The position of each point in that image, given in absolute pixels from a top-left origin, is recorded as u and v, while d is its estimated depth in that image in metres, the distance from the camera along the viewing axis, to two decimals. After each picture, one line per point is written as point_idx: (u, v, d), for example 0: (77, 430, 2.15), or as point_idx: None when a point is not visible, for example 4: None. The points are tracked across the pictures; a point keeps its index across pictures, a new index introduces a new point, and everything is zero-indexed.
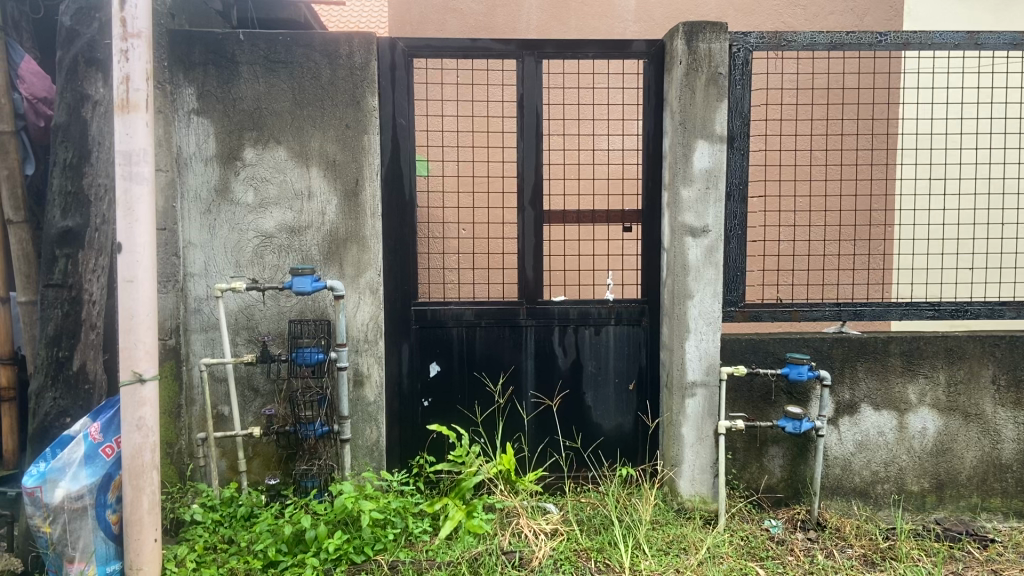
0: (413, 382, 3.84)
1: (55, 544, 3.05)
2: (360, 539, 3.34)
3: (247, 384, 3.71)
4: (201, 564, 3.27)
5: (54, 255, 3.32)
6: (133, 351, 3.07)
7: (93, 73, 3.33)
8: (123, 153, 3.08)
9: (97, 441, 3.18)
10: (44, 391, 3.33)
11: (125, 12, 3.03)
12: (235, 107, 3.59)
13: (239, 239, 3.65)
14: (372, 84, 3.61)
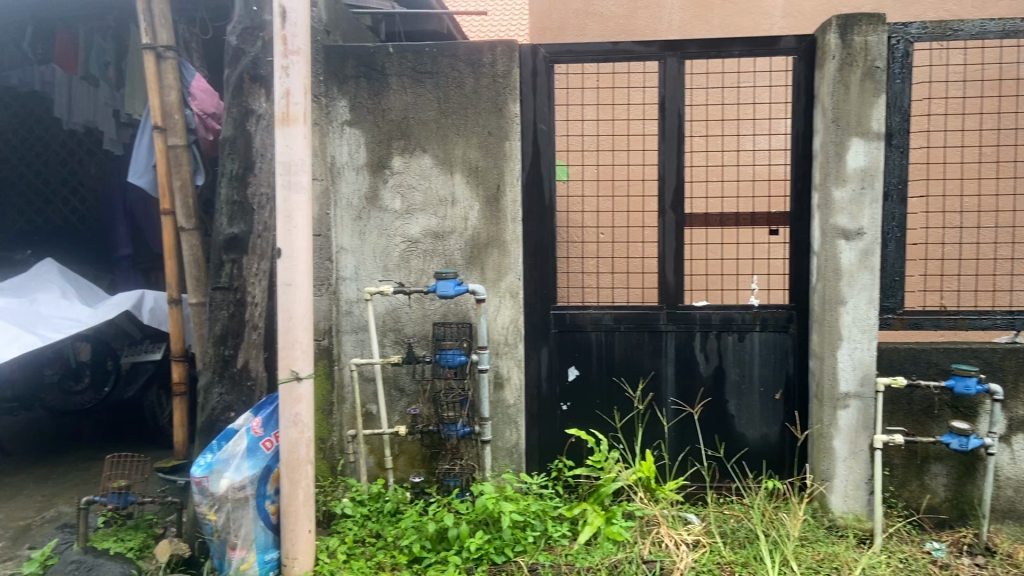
0: (552, 385, 3.86)
1: (219, 532, 3.23)
2: (500, 540, 3.38)
3: (394, 384, 3.84)
4: (351, 556, 3.40)
5: (221, 260, 3.55)
6: (292, 350, 3.26)
7: (257, 88, 3.50)
8: (283, 163, 3.27)
9: (259, 435, 3.36)
10: (212, 386, 3.56)
11: (287, 30, 3.22)
12: (385, 117, 3.72)
13: (387, 244, 3.78)
14: (514, 91, 3.66)
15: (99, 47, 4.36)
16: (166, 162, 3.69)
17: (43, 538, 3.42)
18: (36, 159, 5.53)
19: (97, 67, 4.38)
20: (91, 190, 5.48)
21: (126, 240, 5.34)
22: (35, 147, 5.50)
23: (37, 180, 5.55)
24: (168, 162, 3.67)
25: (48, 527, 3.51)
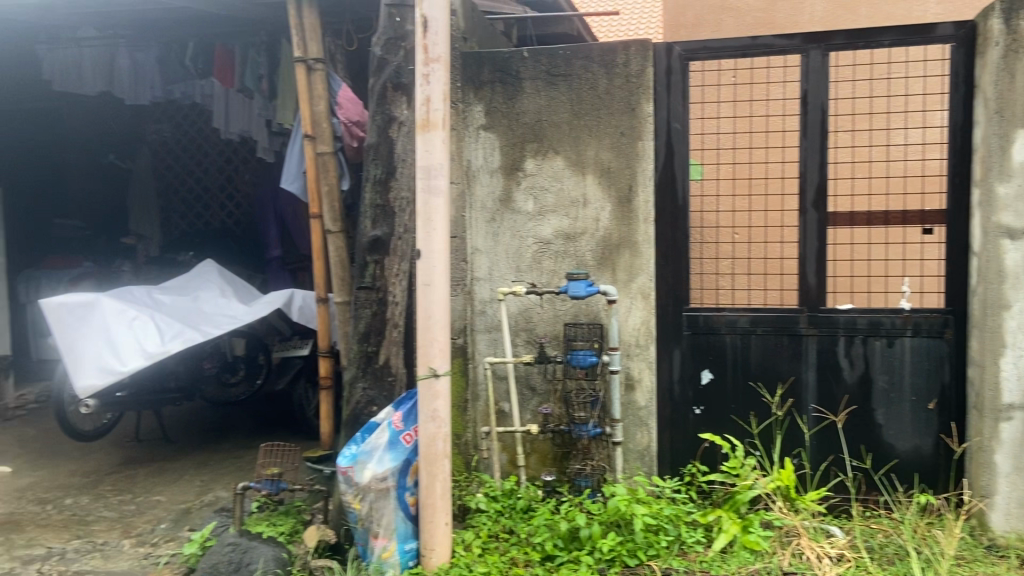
0: (685, 389, 3.78)
1: (363, 520, 3.38)
2: (633, 543, 3.37)
3: (525, 383, 3.89)
4: (486, 550, 3.48)
5: (365, 261, 3.73)
6: (430, 348, 3.37)
7: (399, 96, 3.65)
8: (423, 168, 3.39)
9: (399, 429, 3.51)
10: (357, 380, 3.75)
11: (428, 39, 3.35)
12: (519, 121, 3.79)
13: (520, 245, 3.84)
14: (647, 90, 3.65)
15: (253, 62, 4.59)
16: (315, 169, 3.90)
17: (202, 521, 3.70)
18: (197, 167, 6.14)
19: (252, 80, 4.60)
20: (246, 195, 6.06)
21: (276, 242, 5.67)
22: (196, 155, 6.10)
23: (197, 184, 6.18)
24: (316, 168, 3.87)
25: (206, 511, 3.79)
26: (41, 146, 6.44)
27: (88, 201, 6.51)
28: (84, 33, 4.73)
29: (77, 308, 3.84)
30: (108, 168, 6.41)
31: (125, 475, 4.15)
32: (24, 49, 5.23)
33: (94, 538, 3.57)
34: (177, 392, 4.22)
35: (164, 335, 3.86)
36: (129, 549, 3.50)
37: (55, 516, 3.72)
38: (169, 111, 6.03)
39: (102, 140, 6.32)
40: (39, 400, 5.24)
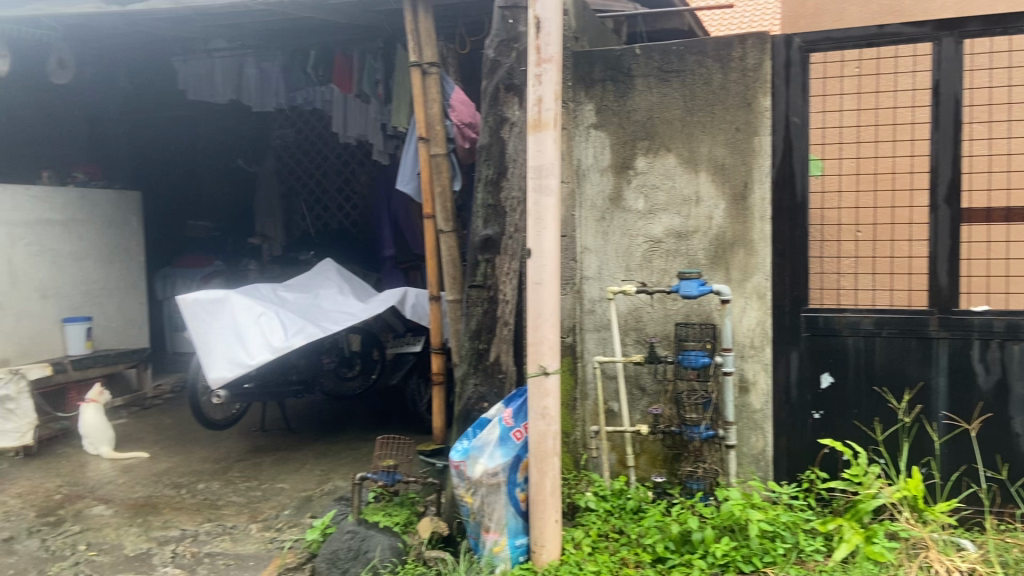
0: (803, 393, 3.64)
1: (475, 513, 3.47)
2: (748, 548, 3.28)
3: (635, 383, 3.86)
4: (595, 550, 3.48)
5: (477, 260, 3.80)
6: (540, 346, 3.40)
7: (511, 97, 3.70)
8: (534, 168, 3.42)
9: (510, 425, 3.55)
10: (468, 377, 3.82)
11: (541, 40, 3.38)
12: (630, 119, 3.76)
13: (629, 244, 3.81)
14: (765, 84, 3.56)
15: (371, 67, 4.80)
16: (429, 170, 4.00)
17: (322, 509, 3.87)
18: (318, 170, 6.44)
19: (370, 85, 4.82)
20: (362, 197, 6.29)
21: (390, 241, 5.88)
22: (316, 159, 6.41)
23: (317, 186, 6.47)
24: (430, 169, 3.97)
25: (327, 499, 3.96)
26: (174, 152, 6.88)
27: (219, 203, 6.94)
28: (216, 45, 5.04)
29: (209, 303, 4.08)
30: (235, 172, 6.78)
31: (252, 463, 4.38)
32: (160, 59, 5.59)
33: (223, 521, 3.80)
34: (299, 385, 4.42)
35: (288, 330, 4.06)
36: (255, 534, 3.71)
37: (189, 499, 3.97)
38: (292, 117, 6.34)
39: (230, 147, 6.67)
40: (174, 391, 5.53)
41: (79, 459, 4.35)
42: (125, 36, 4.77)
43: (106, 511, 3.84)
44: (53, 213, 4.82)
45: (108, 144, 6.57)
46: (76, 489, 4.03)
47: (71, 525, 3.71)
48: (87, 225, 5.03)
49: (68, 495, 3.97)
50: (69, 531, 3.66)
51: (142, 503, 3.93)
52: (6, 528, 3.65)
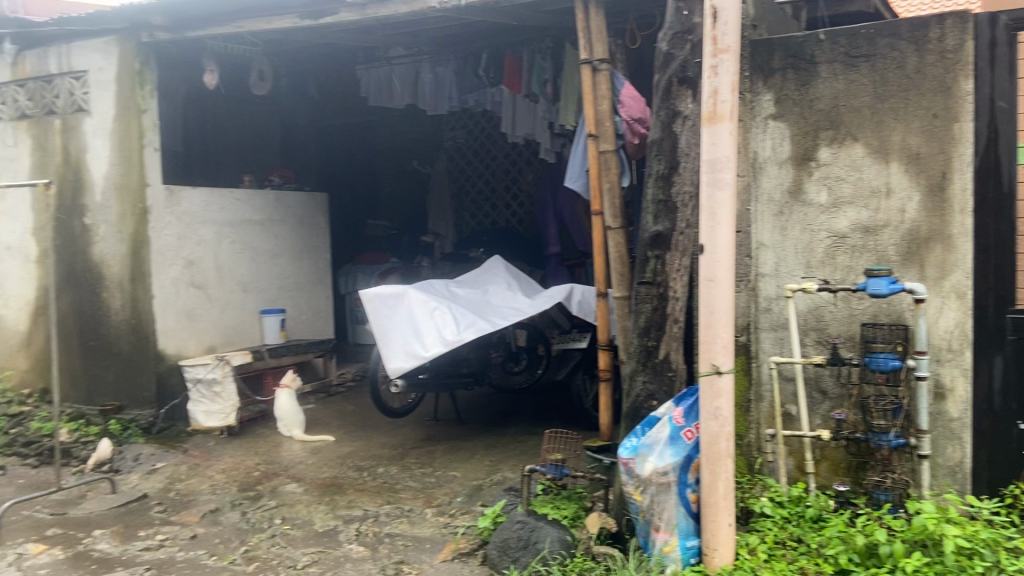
0: (1007, 400, 3.40)
1: (645, 512, 3.43)
2: (942, 566, 3.05)
3: (815, 386, 3.67)
4: (772, 557, 3.34)
5: (647, 256, 3.75)
6: (713, 344, 3.30)
7: (684, 90, 3.62)
8: (708, 162, 3.33)
9: (680, 425, 3.47)
10: (637, 373, 3.77)
11: (718, 30, 3.29)
12: (813, 108, 3.57)
13: (810, 239, 3.62)
14: (967, 66, 3.27)
15: (540, 66, 4.81)
16: (598, 166, 4.02)
17: (493, 498, 3.99)
18: (486, 169, 6.64)
19: (538, 85, 4.83)
20: (528, 194, 6.42)
21: (554, 238, 5.94)
22: (486, 159, 6.63)
23: (486, 185, 6.66)
24: (599, 166, 3.99)
25: (496, 489, 4.07)
26: (353, 152, 7.28)
27: (395, 202, 7.22)
28: (395, 53, 5.30)
29: (388, 298, 4.31)
30: (410, 173, 7.10)
31: (426, 450, 4.59)
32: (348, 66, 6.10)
33: (401, 504, 4.01)
34: (469, 377, 4.56)
35: (459, 324, 4.21)
36: (430, 518, 3.88)
37: (370, 482, 4.23)
38: (464, 118, 6.69)
39: (405, 148, 7.07)
40: (355, 379, 5.92)
41: (274, 439, 4.74)
42: (317, 48, 5.14)
43: (297, 489, 4.16)
44: (253, 214, 5.24)
45: (298, 150, 7.12)
46: (272, 467, 4.39)
47: (268, 500, 4.05)
48: (280, 225, 5.45)
49: (265, 472, 4.33)
50: (266, 505, 4.00)
51: (328, 483, 4.22)
52: (213, 500, 4.04)
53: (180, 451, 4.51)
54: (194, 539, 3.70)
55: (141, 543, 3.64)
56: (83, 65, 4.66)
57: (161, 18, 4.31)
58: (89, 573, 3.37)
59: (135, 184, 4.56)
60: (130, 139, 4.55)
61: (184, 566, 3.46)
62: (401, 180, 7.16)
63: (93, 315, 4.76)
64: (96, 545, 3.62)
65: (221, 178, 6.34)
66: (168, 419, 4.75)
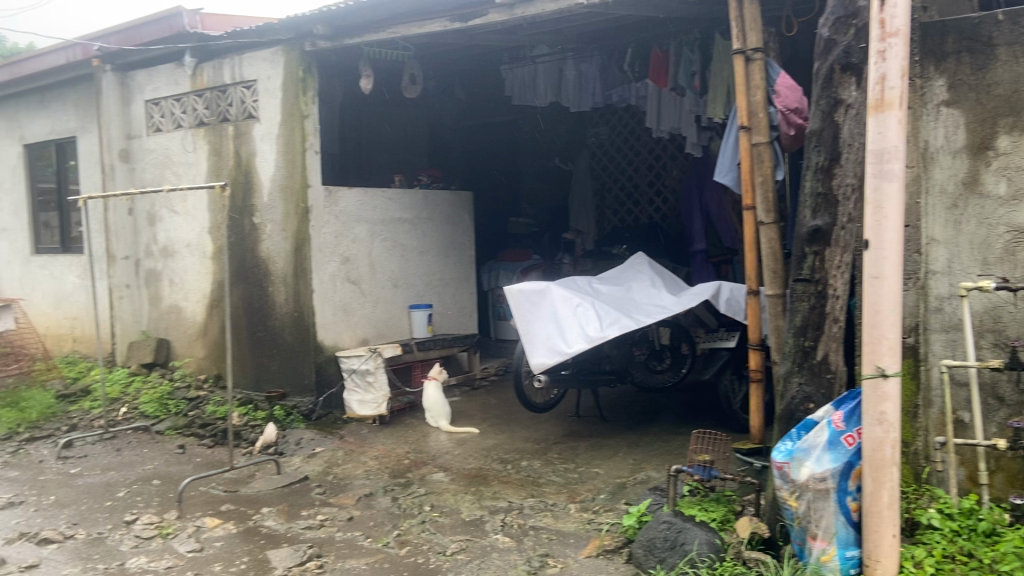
0: None
1: (801, 519, 3.27)
2: None
3: (992, 392, 3.36)
4: (940, 572, 3.13)
5: (804, 252, 3.58)
6: (878, 345, 3.11)
7: (848, 78, 3.44)
8: (875, 152, 3.14)
9: (840, 429, 3.28)
10: (792, 375, 3.61)
11: (885, 13, 3.10)
12: (991, 93, 3.30)
13: (988, 235, 3.34)
14: None
15: (687, 59, 4.70)
16: (750, 159, 3.89)
17: (637, 496, 3.95)
18: (629, 164, 6.64)
19: (685, 78, 4.74)
20: (673, 189, 6.38)
21: (700, 235, 5.97)
22: (629, 153, 6.61)
23: (628, 181, 6.65)
24: (751, 159, 3.86)
25: (641, 488, 4.03)
26: (494, 151, 7.45)
27: (536, 200, 7.28)
28: (540, 52, 5.40)
29: (532, 294, 4.36)
30: (551, 173, 7.16)
31: (568, 446, 4.61)
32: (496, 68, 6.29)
33: (544, 498, 4.05)
34: (611, 374, 4.55)
35: (602, 321, 4.20)
36: (575, 513, 3.90)
37: (514, 474, 4.30)
38: (607, 114, 6.68)
39: (550, 145, 7.11)
40: (498, 374, 6.01)
41: (422, 429, 4.92)
42: (466, 50, 5.29)
43: (444, 478, 4.29)
44: (402, 213, 5.44)
45: (444, 150, 7.37)
46: (420, 456, 4.56)
47: (417, 487, 4.20)
48: (427, 223, 5.63)
49: (414, 460, 4.50)
50: (416, 492, 4.15)
51: (473, 474, 4.33)
52: (368, 484, 4.24)
53: (337, 437, 4.77)
54: (350, 521, 3.89)
55: (304, 522, 3.87)
56: (253, 74, 5.01)
57: (323, 27, 4.56)
58: (259, 547, 3.62)
59: (298, 185, 4.87)
60: (295, 143, 4.86)
61: (343, 546, 3.65)
62: (542, 180, 7.23)
63: (260, 307, 5.12)
64: (264, 521, 3.88)
65: (374, 179, 6.70)
66: (325, 406, 5.04)
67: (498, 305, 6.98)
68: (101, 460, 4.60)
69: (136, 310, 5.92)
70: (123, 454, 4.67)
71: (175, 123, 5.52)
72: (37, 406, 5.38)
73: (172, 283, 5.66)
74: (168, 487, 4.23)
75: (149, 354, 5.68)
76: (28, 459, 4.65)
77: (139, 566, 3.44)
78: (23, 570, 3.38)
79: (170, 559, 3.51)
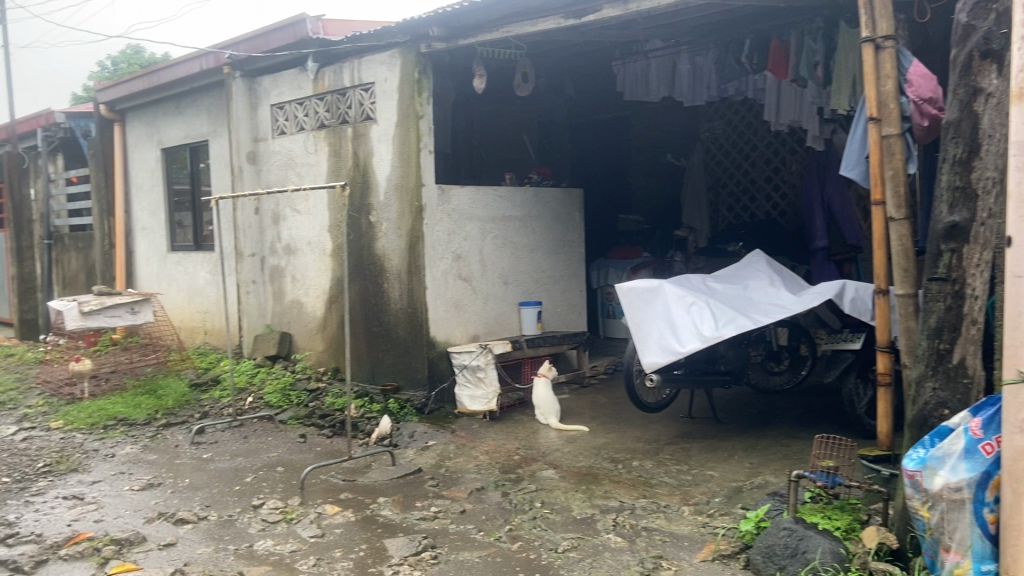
0: None
1: (933, 530, 3.07)
2: None
3: None
4: None
5: (940, 249, 3.35)
6: (1020, 350, 2.85)
7: (988, 65, 3.19)
8: (1018, 143, 2.89)
9: (978, 437, 3.01)
10: (925, 379, 3.37)
11: None
12: None
13: None
14: None
15: (810, 49, 4.57)
16: (879, 152, 3.71)
17: (755, 502, 3.83)
18: (746, 159, 6.56)
19: (808, 69, 4.60)
20: (793, 186, 6.26)
21: (822, 232, 5.82)
22: (746, 150, 6.53)
23: (744, 176, 6.60)
24: (881, 152, 3.67)
25: (758, 493, 3.91)
26: (605, 147, 7.55)
27: (649, 196, 7.29)
28: (653, 46, 5.40)
29: (644, 292, 4.30)
30: (664, 169, 7.15)
31: (681, 447, 4.53)
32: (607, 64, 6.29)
33: (657, 499, 3.99)
34: (727, 375, 4.49)
35: (718, 320, 4.09)
36: (689, 516, 3.81)
37: (626, 474, 4.26)
38: (722, 109, 6.64)
39: (662, 143, 7.12)
40: (607, 372, 5.99)
41: (532, 426, 4.96)
42: (578, 47, 5.31)
43: (554, 475, 4.30)
44: (513, 210, 5.48)
45: (553, 148, 7.43)
46: (530, 452, 4.59)
47: (528, 483, 4.23)
48: (538, 221, 5.66)
49: (524, 456, 4.53)
50: (527, 488, 4.17)
51: (584, 472, 4.32)
52: (479, 479, 4.30)
53: (449, 431, 4.87)
54: (463, 514, 3.95)
55: (418, 513, 3.96)
56: (371, 77, 5.17)
57: (438, 29, 4.66)
58: (376, 535, 3.73)
59: (412, 184, 4.99)
60: (410, 143, 4.98)
61: (456, 538, 3.70)
62: (656, 176, 7.22)
63: (376, 303, 5.29)
64: (381, 510, 4.00)
65: (484, 178, 6.81)
66: (438, 401, 5.15)
67: (607, 302, 6.95)
68: (230, 446, 4.86)
69: (261, 304, 6.22)
70: (250, 441, 4.92)
71: (298, 126, 5.77)
72: (173, 394, 5.76)
73: (294, 279, 5.92)
74: (291, 474, 4.42)
75: (273, 346, 5.98)
76: (166, 443, 4.97)
77: (265, 549, 3.60)
78: (162, 547, 3.61)
79: (294, 543, 3.66)
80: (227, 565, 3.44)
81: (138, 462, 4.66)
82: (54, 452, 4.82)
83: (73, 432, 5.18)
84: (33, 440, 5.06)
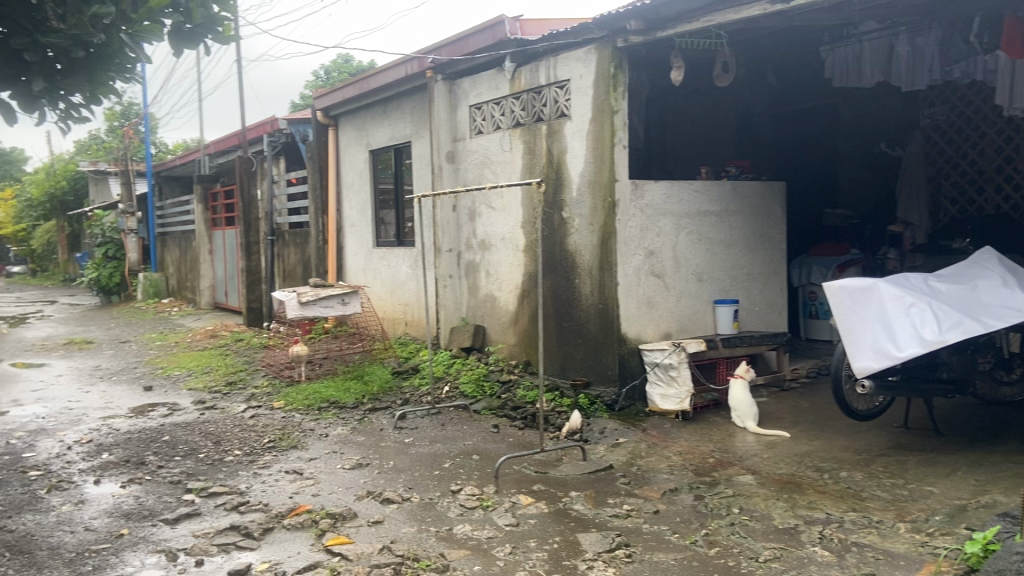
0: None
1: None
2: None
3: None
4: None
5: None
6: None
7: None
8: None
9: None
10: None
11: None
12: None
13: None
14: None
15: None
16: None
17: (983, 523, 3.44)
18: (973, 149, 6.24)
19: None
20: None
21: None
22: (973, 136, 6.22)
23: (970, 167, 6.29)
24: None
25: (987, 513, 3.52)
26: (807, 139, 7.33)
27: (856, 189, 7.09)
28: (867, 28, 5.09)
29: (857, 291, 4.00)
30: (876, 159, 6.93)
31: (895, 460, 4.20)
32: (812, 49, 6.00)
33: (868, 514, 3.69)
34: (949, 385, 4.17)
35: (941, 323, 3.76)
36: (904, 534, 3.49)
37: (832, 485, 4.00)
38: (947, 94, 6.33)
39: (874, 132, 6.91)
40: (809, 376, 5.71)
41: (728, 429, 4.81)
42: (785, 33, 5.09)
43: (753, 481, 4.13)
44: (710, 206, 5.33)
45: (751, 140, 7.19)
46: (726, 456, 4.45)
47: (724, 488, 4.09)
48: (736, 216, 5.46)
49: (719, 460, 4.40)
50: (723, 493, 4.03)
51: (785, 480, 4.11)
52: (672, 480, 4.22)
53: (641, 430, 4.84)
54: (657, 514, 3.88)
55: (611, 509, 3.94)
56: (567, 74, 5.21)
57: (635, 23, 4.62)
58: (570, 529, 3.75)
59: (606, 180, 4.99)
60: (604, 138, 4.98)
61: (650, 538, 3.64)
62: (865, 167, 7.02)
63: (568, 300, 5.35)
64: (574, 504, 4.02)
65: (678, 173, 6.65)
66: (629, 398, 5.12)
67: (810, 301, 6.62)
68: (430, 432, 5.11)
69: (457, 297, 6.51)
70: (448, 429, 5.14)
71: (494, 125, 5.97)
72: (378, 380, 6.16)
73: (489, 274, 6.13)
74: (487, 463, 4.57)
75: (467, 339, 6.22)
76: (372, 426, 5.31)
77: (464, 533, 3.74)
78: (372, 524, 3.84)
79: (491, 530, 3.77)
80: (430, 546, 3.60)
81: (349, 443, 5.01)
82: (278, 429, 5.30)
83: (293, 411, 5.67)
84: (260, 417, 5.60)
